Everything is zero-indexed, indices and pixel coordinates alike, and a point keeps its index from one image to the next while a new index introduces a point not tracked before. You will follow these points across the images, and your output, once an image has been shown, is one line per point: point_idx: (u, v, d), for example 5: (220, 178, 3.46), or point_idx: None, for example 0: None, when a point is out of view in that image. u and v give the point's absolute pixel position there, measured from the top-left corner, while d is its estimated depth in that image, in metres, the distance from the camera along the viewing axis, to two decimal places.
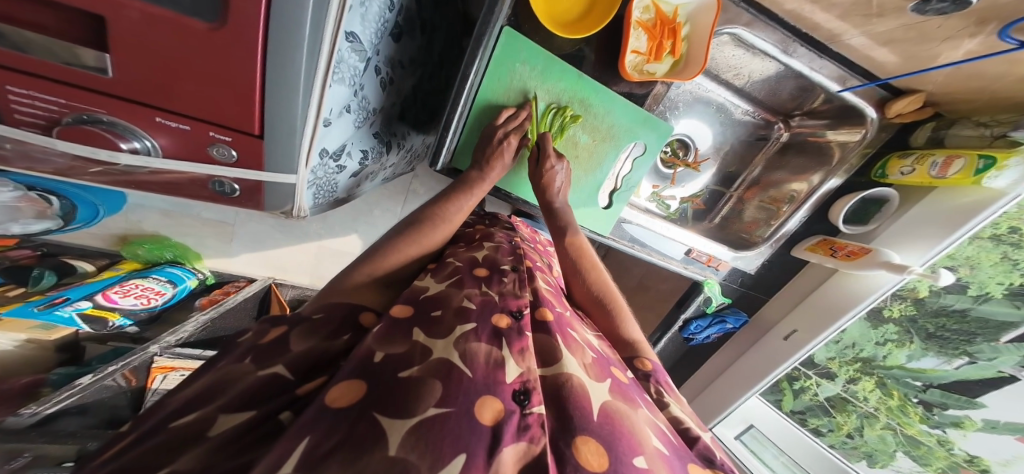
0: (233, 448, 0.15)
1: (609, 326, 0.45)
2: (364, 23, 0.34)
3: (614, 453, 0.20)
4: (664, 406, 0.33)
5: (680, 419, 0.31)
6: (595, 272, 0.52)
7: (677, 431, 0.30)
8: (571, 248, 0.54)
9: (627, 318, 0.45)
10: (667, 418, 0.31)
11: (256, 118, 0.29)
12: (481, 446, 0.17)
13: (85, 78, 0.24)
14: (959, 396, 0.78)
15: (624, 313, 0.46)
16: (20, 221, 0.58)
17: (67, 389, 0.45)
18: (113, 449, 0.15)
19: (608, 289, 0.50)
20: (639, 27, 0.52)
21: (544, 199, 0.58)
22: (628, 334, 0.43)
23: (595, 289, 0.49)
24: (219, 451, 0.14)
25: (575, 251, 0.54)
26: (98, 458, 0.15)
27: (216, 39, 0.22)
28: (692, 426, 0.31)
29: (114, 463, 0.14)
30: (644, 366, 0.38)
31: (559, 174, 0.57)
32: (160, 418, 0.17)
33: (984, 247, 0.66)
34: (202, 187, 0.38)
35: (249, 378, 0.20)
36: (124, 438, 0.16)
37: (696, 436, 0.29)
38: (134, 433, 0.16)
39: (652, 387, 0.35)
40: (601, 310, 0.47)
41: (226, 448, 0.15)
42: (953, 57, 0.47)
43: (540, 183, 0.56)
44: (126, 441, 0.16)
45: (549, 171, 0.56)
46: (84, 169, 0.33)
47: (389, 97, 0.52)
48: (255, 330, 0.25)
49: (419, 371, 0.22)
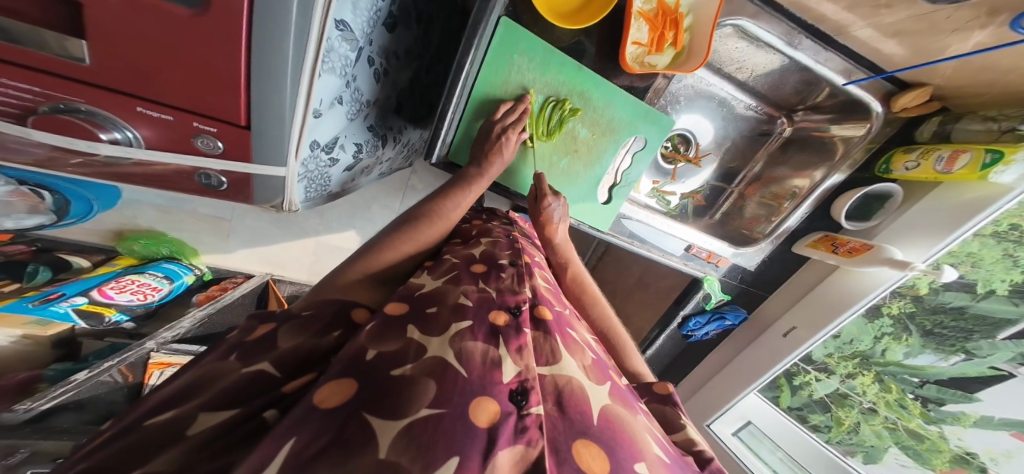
0: (212, 450, 0.14)
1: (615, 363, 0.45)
2: (356, 12, 0.33)
3: (615, 458, 0.20)
4: (678, 428, 0.32)
5: (695, 442, 0.30)
6: (598, 307, 0.51)
7: (689, 453, 0.29)
8: (573, 286, 0.55)
9: (631, 353, 0.45)
10: (678, 441, 0.30)
11: (242, 108, 0.28)
12: (476, 449, 0.17)
13: (61, 65, 0.23)
14: (954, 391, 0.78)
15: (628, 349, 0.46)
16: (13, 216, 0.59)
17: (62, 385, 0.44)
18: (86, 448, 0.14)
19: (615, 331, 0.48)
20: (640, 17, 0.51)
21: (545, 237, 0.59)
22: (634, 368, 0.43)
23: (598, 326, 0.48)
24: (199, 451, 0.14)
25: (579, 287, 0.54)
26: (72, 454, 0.14)
27: (199, 25, 0.21)
28: (707, 449, 0.30)
29: (86, 459, 0.13)
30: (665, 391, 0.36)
31: (557, 211, 0.56)
32: (139, 414, 0.16)
33: (987, 244, 0.66)
34: (189, 180, 0.38)
35: (232, 375, 0.19)
36: (100, 435, 0.15)
37: (710, 457, 0.28)
38: (112, 429, 0.15)
39: (665, 409, 0.34)
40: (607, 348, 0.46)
41: (206, 448, 0.14)
42: (962, 50, 0.45)
43: (539, 221, 0.57)
44: (103, 436, 0.15)
45: (545, 209, 0.56)
46: (65, 160, 0.32)
47: (384, 89, 0.51)
48: (242, 326, 0.25)
49: (412, 369, 0.22)
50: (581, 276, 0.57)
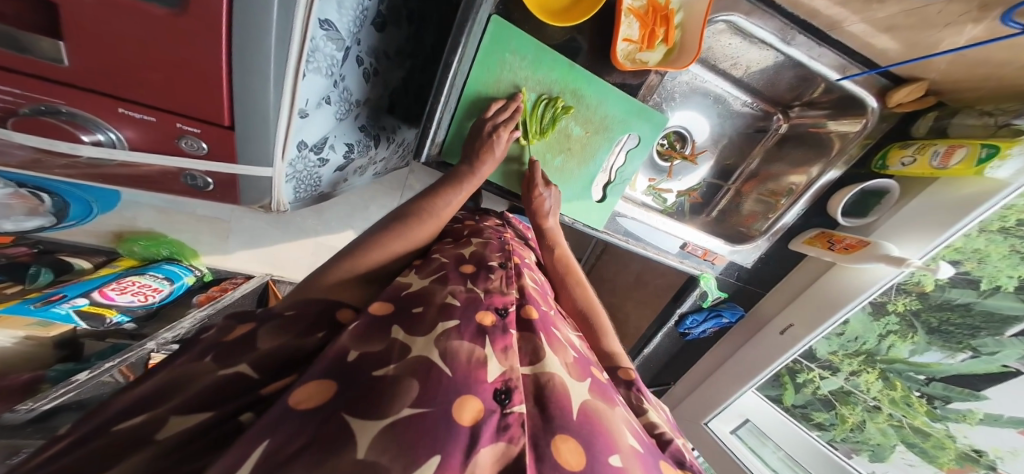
0: (177, 456, 0.14)
1: (591, 342, 0.45)
2: (341, 11, 0.33)
3: (591, 451, 0.20)
4: (642, 412, 0.32)
5: (656, 424, 0.31)
6: (580, 288, 0.53)
7: (651, 436, 0.30)
8: (557, 266, 0.56)
9: (608, 335, 0.45)
10: (641, 423, 0.31)
11: (226, 110, 0.28)
12: (457, 447, 0.17)
13: (39, 66, 0.23)
14: (961, 389, 0.77)
15: (606, 330, 0.46)
16: (12, 218, 0.59)
17: (62, 387, 0.44)
18: (43, 454, 0.14)
19: (592, 307, 0.50)
20: (631, 14, 0.51)
21: (534, 223, 0.59)
22: (607, 345, 0.43)
23: (577, 302, 0.50)
24: (164, 457, 0.14)
25: (564, 268, 0.56)
26: (32, 460, 0.14)
27: (178, 26, 0.21)
28: (667, 431, 0.31)
29: (50, 464, 0.13)
30: (627, 377, 0.37)
31: (548, 199, 0.58)
32: (106, 417, 0.16)
33: (993, 240, 0.66)
34: (175, 180, 0.38)
35: (209, 377, 0.19)
36: (61, 440, 0.15)
37: (669, 439, 0.29)
38: (75, 433, 0.15)
39: (630, 395, 0.35)
40: (585, 326, 0.47)
41: (176, 452, 0.14)
42: (956, 44, 0.45)
43: (529, 207, 0.58)
44: (65, 442, 0.15)
45: (538, 197, 0.57)
46: (50, 161, 0.32)
47: (375, 89, 0.51)
48: (219, 326, 0.25)
49: (395, 369, 0.21)
50: (567, 258, 0.58)
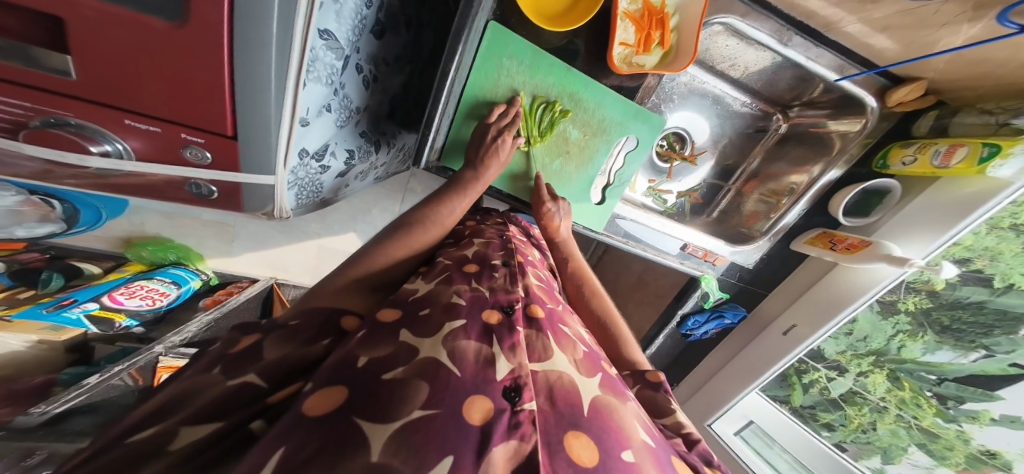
0: (192, 466, 0.15)
1: (612, 349, 0.45)
2: (340, 20, 0.34)
3: (604, 448, 0.20)
4: (667, 414, 0.33)
5: (683, 424, 0.31)
6: (599, 298, 0.53)
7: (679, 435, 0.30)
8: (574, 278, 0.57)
9: (630, 344, 0.45)
10: (667, 423, 0.31)
11: (228, 119, 0.29)
12: (469, 448, 0.17)
13: (48, 80, 0.24)
14: (974, 389, 0.75)
15: (627, 338, 0.45)
16: (24, 225, 0.61)
17: (74, 390, 0.45)
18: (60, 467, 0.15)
19: (609, 313, 0.49)
20: (626, 18, 0.51)
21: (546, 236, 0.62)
22: (631, 355, 0.43)
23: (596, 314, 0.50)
24: (177, 467, 0.14)
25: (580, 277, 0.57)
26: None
27: (181, 37, 0.22)
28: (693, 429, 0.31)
29: None
30: (655, 378, 0.38)
31: (557, 214, 0.60)
32: (116, 433, 0.16)
33: (1005, 237, 0.65)
34: (179, 189, 0.39)
35: (217, 387, 0.19)
36: (77, 451, 0.16)
37: (696, 439, 0.29)
38: (87, 447, 0.16)
39: (657, 396, 0.35)
40: (601, 332, 0.47)
41: (191, 462, 0.15)
42: (953, 43, 0.45)
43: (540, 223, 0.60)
44: (79, 455, 0.15)
45: (546, 213, 0.59)
46: (60, 173, 0.34)
47: (375, 96, 0.52)
48: (224, 338, 0.25)
49: (403, 372, 0.22)
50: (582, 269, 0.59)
